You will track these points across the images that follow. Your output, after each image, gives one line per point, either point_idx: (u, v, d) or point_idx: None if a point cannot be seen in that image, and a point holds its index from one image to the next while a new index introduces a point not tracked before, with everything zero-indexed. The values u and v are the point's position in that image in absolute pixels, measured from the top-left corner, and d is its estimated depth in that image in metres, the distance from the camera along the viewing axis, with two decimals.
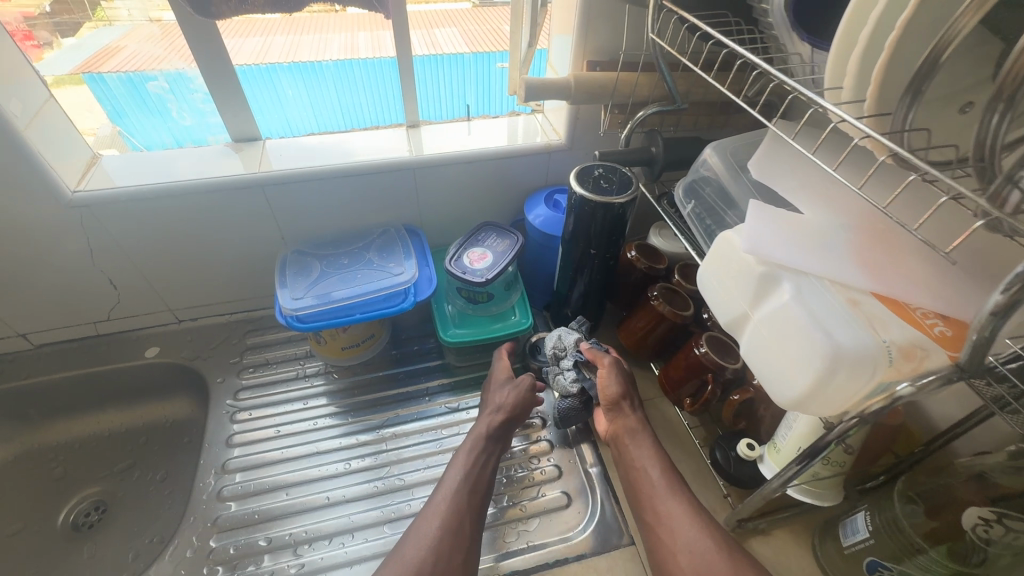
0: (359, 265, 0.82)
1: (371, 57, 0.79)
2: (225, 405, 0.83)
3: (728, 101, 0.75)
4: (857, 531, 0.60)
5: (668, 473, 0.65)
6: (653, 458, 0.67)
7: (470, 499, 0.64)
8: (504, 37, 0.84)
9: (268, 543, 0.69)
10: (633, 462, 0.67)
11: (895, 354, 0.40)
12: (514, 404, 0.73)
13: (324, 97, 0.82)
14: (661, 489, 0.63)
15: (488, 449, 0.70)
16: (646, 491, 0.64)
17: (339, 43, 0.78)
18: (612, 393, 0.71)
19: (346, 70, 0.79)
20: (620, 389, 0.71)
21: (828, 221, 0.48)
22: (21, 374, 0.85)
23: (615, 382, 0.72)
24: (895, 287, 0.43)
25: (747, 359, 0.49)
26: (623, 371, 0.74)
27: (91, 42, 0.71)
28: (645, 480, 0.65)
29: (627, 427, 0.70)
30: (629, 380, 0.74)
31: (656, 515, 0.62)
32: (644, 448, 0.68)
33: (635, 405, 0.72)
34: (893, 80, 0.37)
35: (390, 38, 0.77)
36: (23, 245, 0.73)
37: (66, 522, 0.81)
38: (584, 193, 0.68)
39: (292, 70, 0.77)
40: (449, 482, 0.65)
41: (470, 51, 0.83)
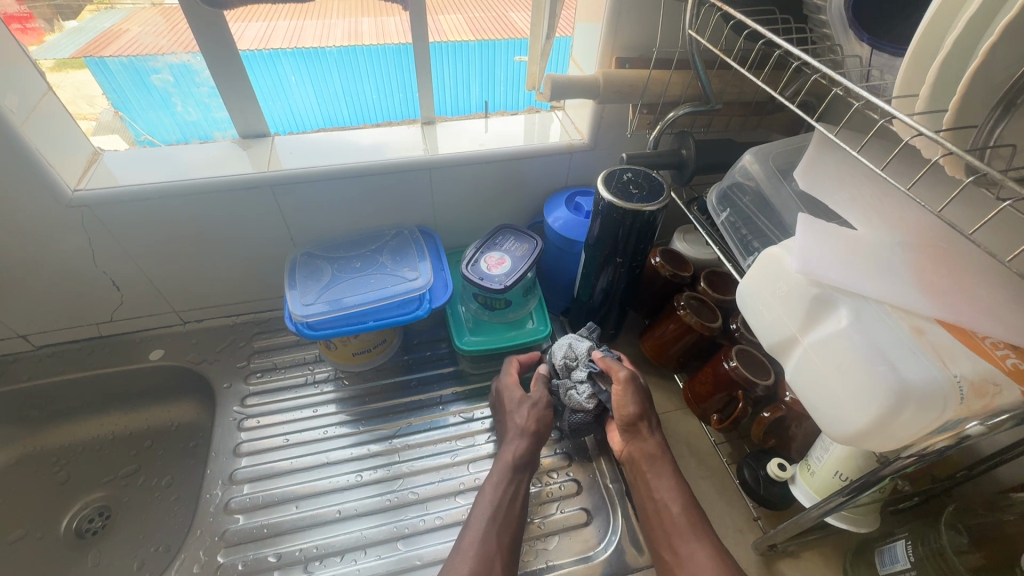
0: (372, 269, 0.79)
1: (375, 43, 0.74)
2: (232, 411, 0.80)
3: (763, 101, 0.71)
4: (896, 560, 0.56)
5: (689, 509, 0.62)
6: (674, 490, 0.64)
7: (500, 542, 0.61)
8: (510, 23, 0.79)
9: (278, 559, 0.66)
10: (652, 494, 0.64)
11: (967, 390, 0.36)
12: (540, 428, 0.70)
13: (328, 83, 0.77)
14: (693, 532, 0.60)
15: (517, 479, 0.67)
16: (663, 528, 0.61)
17: (343, 29, 0.72)
18: (630, 412, 0.67)
19: (349, 57, 0.73)
20: (637, 408, 0.67)
21: (885, 238, 0.45)
22: (23, 376, 0.82)
23: (632, 401, 0.68)
24: (963, 313, 0.40)
25: (794, 387, 0.46)
26: (640, 386, 0.69)
27: (92, 25, 0.67)
28: (663, 517, 0.62)
29: (646, 453, 0.67)
30: (647, 396, 0.69)
31: (675, 556, 0.59)
32: (665, 479, 0.65)
33: (653, 425, 0.68)
34: (980, 91, 0.34)
35: (395, 24, 0.73)
36: (22, 244, 0.70)
37: (70, 528, 0.79)
38: (611, 198, 0.64)
39: (294, 56, 0.72)
40: (475, 525, 0.62)
41: (474, 38, 0.78)
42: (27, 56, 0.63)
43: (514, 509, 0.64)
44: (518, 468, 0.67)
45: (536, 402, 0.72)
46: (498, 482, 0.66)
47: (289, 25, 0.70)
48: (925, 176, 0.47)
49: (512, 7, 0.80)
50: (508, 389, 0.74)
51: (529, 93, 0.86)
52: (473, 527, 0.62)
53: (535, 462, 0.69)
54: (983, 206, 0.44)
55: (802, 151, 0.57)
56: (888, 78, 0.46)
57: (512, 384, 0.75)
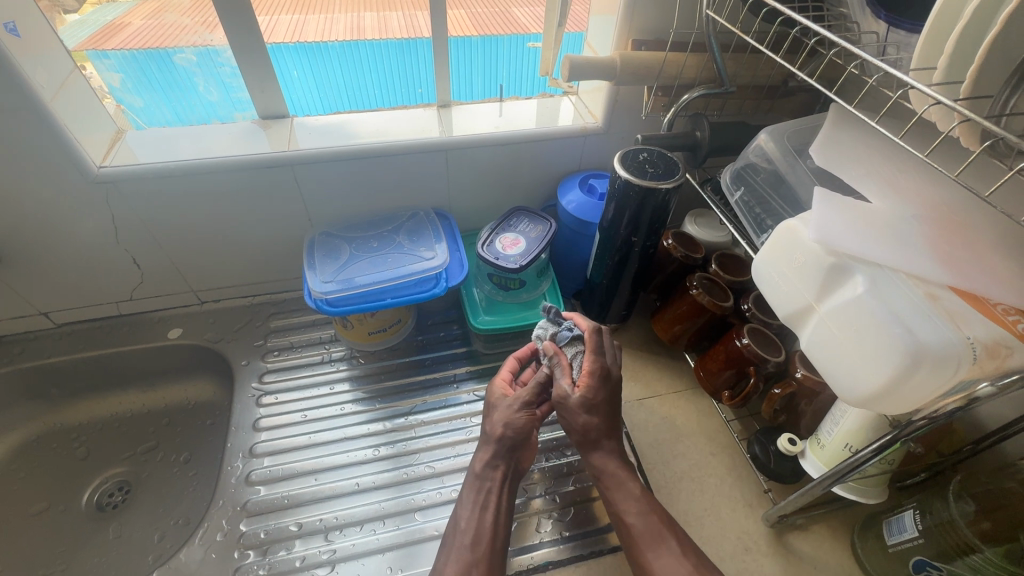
0: (389, 249, 0.80)
1: (376, 38, 0.76)
2: (250, 388, 0.82)
3: (776, 84, 0.72)
4: (903, 530, 0.58)
5: (648, 517, 0.58)
6: (631, 500, 0.59)
7: (474, 554, 0.57)
8: (512, 21, 0.82)
9: (298, 528, 0.68)
10: (610, 507, 0.60)
11: (980, 351, 0.38)
12: (512, 434, 0.64)
13: (329, 71, 0.78)
14: (656, 541, 0.56)
15: (485, 489, 0.63)
16: (628, 540, 0.58)
17: (343, 23, 0.76)
18: (571, 433, 0.63)
19: (352, 51, 0.76)
20: (576, 428, 0.62)
21: (899, 210, 0.46)
22: (43, 353, 0.84)
23: (571, 422, 0.62)
24: (976, 281, 0.41)
25: (809, 355, 0.47)
26: (583, 402, 0.62)
27: (95, 19, 0.71)
28: (623, 529, 0.59)
29: (599, 468, 0.62)
30: (585, 411, 0.62)
31: (643, 568, 0.56)
32: (621, 489, 0.60)
33: (598, 439, 0.62)
34: (997, 61, 0.35)
35: (395, 20, 0.78)
36: (47, 222, 0.71)
37: (90, 502, 0.81)
38: (628, 176, 0.65)
39: (296, 49, 0.74)
40: (454, 542, 0.59)
41: (478, 34, 0.79)
42: (55, 36, 0.64)
43: (487, 520, 0.61)
44: (486, 477, 0.64)
45: (513, 402, 0.67)
46: (473, 499, 0.62)
47: (293, 20, 0.75)
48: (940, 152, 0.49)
49: (515, 4, 0.84)
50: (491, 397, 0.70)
51: (542, 78, 0.87)
52: (451, 550, 0.58)
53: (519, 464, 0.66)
54: (995, 179, 0.46)
55: (817, 130, 0.58)
56: (903, 55, 0.47)
57: (501, 385, 0.71)
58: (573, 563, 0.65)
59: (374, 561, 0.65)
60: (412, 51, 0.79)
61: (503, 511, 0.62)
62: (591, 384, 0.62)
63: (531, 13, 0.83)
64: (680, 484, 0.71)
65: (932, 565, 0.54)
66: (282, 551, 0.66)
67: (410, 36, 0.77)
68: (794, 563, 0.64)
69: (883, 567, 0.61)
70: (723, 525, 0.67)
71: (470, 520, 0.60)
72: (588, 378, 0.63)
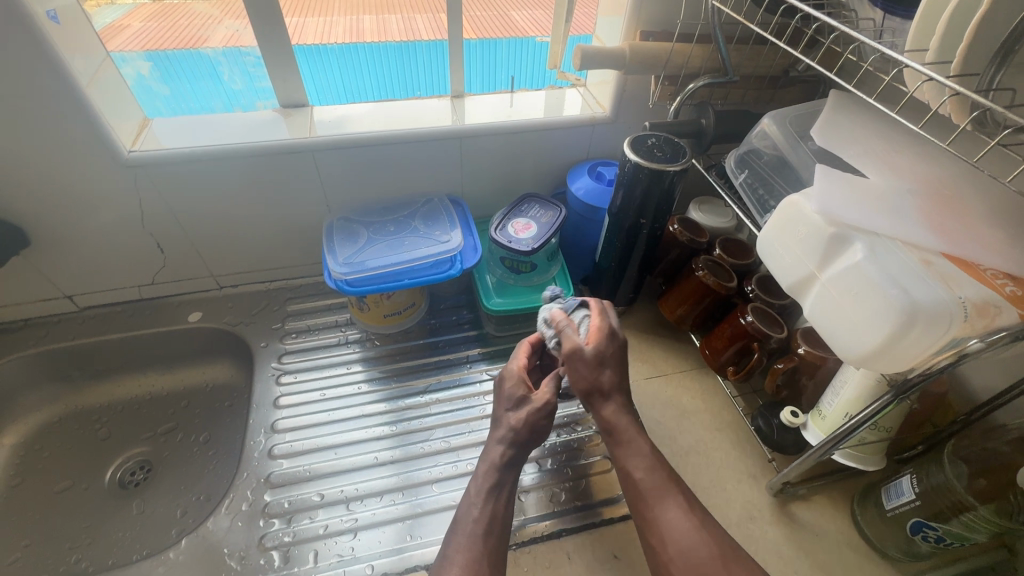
0: (406, 233, 0.83)
1: (373, 40, 0.80)
2: (270, 367, 0.85)
3: (777, 75, 0.75)
4: (902, 494, 0.61)
5: (654, 474, 0.59)
6: (641, 456, 0.61)
7: (485, 545, 0.57)
8: (505, 25, 0.87)
9: (321, 498, 0.70)
10: (618, 463, 0.62)
11: (970, 310, 0.40)
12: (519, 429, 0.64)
13: (325, 73, 0.82)
14: (662, 496, 0.58)
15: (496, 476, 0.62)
16: (634, 494, 0.59)
17: (341, 27, 0.81)
18: (581, 386, 0.64)
19: (350, 53, 0.81)
20: (587, 379, 0.63)
21: (896, 184, 0.49)
22: (68, 335, 0.86)
23: (582, 375, 0.64)
24: (967, 248, 0.44)
25: (812, 321, 0.51)
26: (598, 353, 0.64)
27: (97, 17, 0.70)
28: (630, 483, 0.60)
29: (609, 422, 0.63)
30: (596, 362, 0.63)
31: (646, 523, 0.57)
32: (631, 445, 0.61)
33: (610, 389, 0.64)
34: (986, 41, 0.38)
35: (392, 22, 0.82)
36: (75, 205, 0.74)
37: (113, 479, 0.82)
38: (638, 159, 0.68)
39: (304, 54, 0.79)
40: (463, 530, 0.58)
41: (475, 36, 0.84)
42: (88, 22, 0.67)
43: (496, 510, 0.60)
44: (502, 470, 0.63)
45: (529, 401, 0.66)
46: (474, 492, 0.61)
47: (295, 24, 0.78)
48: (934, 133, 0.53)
49: (513, 7, 0.89)
50: (516, 385, 0.67)
51: (549, 71, 0.90)
52: (463, 531, 0.58)
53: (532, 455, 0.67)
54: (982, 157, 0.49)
55: (818, 115, 0.62)
56: (898, 40, 0.50)
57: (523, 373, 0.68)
58: (586, 531, 0.67)
59: (395, 529, 0.67)
60: (411, 53, 0.83)
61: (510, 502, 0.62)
62: (603, 336, 0.65)
63: (529, 17, 0.88)
64: (688, 458, 0.73)
65: (928, 526, 0.57)
66: (306, 519, 0.68)
67: (408, 37, 0.82)
68: (798, 530, 0.67)
69: (882, 530, 0.64)
70: (729, 496, 0.70)
71: (482, 510, 0.60)
72: (600, 333, 0.65)
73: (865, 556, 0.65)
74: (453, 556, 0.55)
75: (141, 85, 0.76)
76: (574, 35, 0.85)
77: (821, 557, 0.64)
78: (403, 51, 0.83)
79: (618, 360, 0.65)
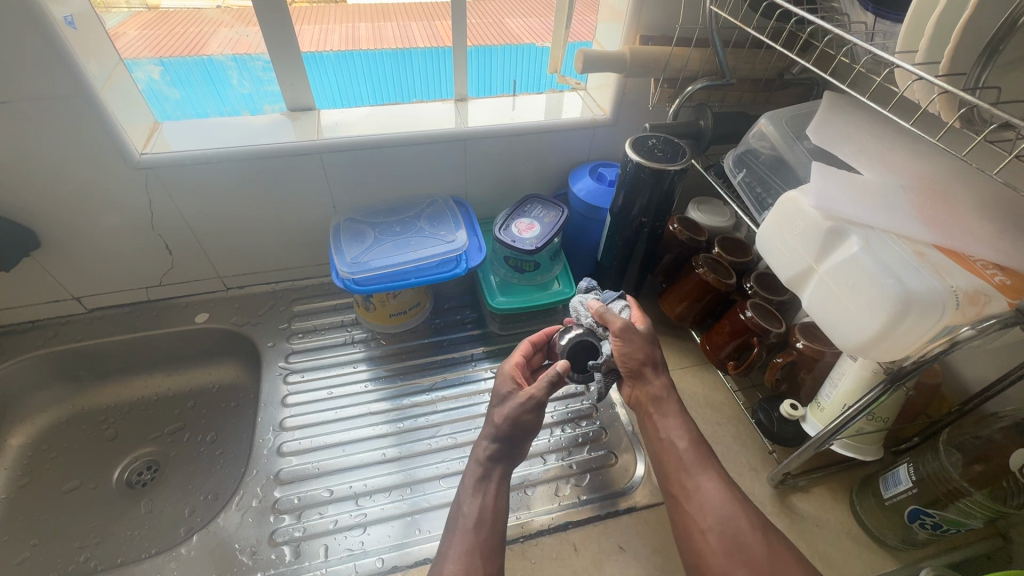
0: (411, 233, 0.85)
1: (369, 47, 0.83)
2: (277, 366, 0.86)
3: (772, 78, 0.78)
4: (898, 482, 0.63)
5: (695, 445, 0.64)
6: (683, 427, 0.65)
7: (476, 538, 0.58)
8: (503, 31, 0.89)
9: (331, 494, 0.71)
10: (660, 434, 0.66)
11: (961, 298, 0.42)
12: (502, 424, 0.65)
13: (324, 78, 0.84)
14: (703, 464, 0.62)
15: (495, 473, 0.64)
16: (674, 464, 0.63)
17: (339, 34, 0.83)
18: (638, 355, 0.68)
19: (347, 61, 0.83)
20: (642, 352, 0.69)
21: (890, 180, 0.51)
22: (76, 336, 0.87)
23: (637, 348, 0.69)
24: (957, 240, 0.46)
25: (811, 313, 0.53)
26: (644, 334, 0.70)
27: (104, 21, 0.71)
28: (670, 454, 0.64)
29: (656, 393, 0.68)
30: (648, 339, 0.70)
31: (685, 492, 0.61)
32: (674, 419, 0.66)
33: (660, 363, 0.70)
34: (971, 42, 0.41)
35: (390, 31, 0.85)
36: (85, 207, 0.75)
37: (121, 478, 0.83)
38: (639, 159, 0.70)
39: (314, 58, 0.82)
40: (460, 527, 0.59)
41: (472, 44, 0.86)
42: (102, 28, 0.68)
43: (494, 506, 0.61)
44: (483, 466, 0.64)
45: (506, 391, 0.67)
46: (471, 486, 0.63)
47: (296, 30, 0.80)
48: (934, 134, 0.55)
49: (506, 14, 0.91)
50: (506, 381, 0.69)
51: (550, 75, 0.92)
52: (472, 523, 0.59)
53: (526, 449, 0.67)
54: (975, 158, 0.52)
55: (812, 115, 0.64)
56: (889, 43, 0.53)
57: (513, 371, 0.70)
58: (592, 523, 0.68)
59: (404, 524, 0.68)
60: (410, 59, 0.85)
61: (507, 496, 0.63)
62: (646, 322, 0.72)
63: (524, 25, 0.90)
64: None
65: (925, 513, 0.59)
66: (316, 514, 0.69)
67: (404, 46, 0.84)
68: (798, 521, 0.68)
69: (880, 519, 0.65)
70: None
71: (471, 506, 0.61)
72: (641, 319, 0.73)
73: (864, 544, 0.66)
74: (460, 545, 0.57)
75: (151, 89, 0.77)
76: (572, 41, 0.88)
77: (821, 546, 0.66)
78: (403, 57, 0.85)
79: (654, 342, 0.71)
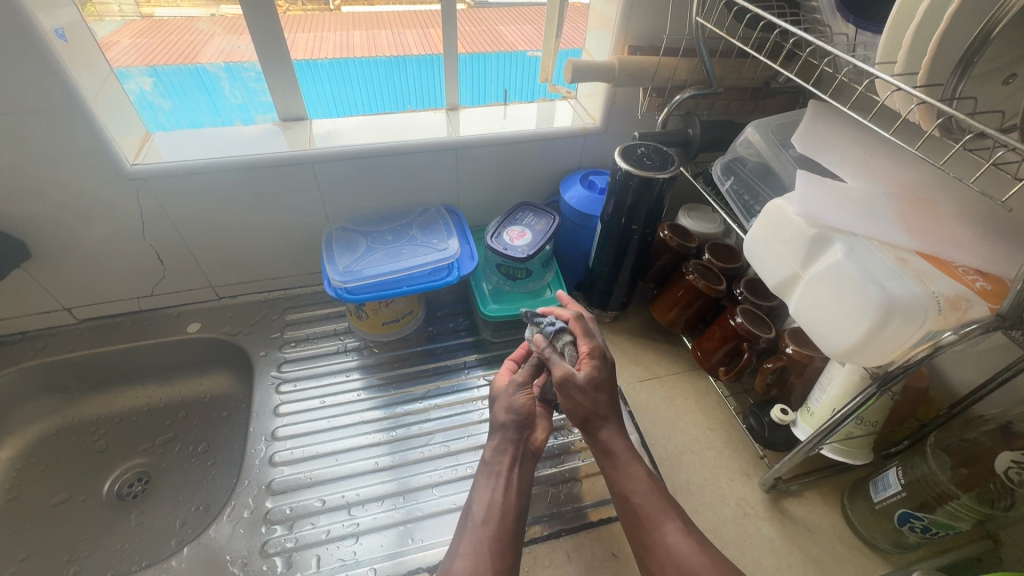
0: (404, 241, 0.85)
1: (365, 55, 0.83)
2: (270, 376, 0.86)
3: (759, 87, 0.79)
4: (888, 486, 0.63)
5: (652, 497, 0.60)
6: (637, 479, 0.61)
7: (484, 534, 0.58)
8: (497, 39, 0.89)
9: (323, 504, 0.71)
10: (615, 486, 0.62)
11: (943, 304, 0.43)
12: (513, 419, 0.66)
13: (317, 86, 0.84)
14: (661, 520, 0.58)
15: (495, 472, 0.64)
16: (632, 518, 0.60)
17: (333, 42, 0.83)
18: (578, 412, 0.64)
19: (341, 69, 0.83)
20: (584, 406, 0.63)
21: (873, 188, 0.52)
22: (66, 347, 0.86)
23: (579, 400, 0.63)
24: (939, 246, 0.47)
25: (797, 318, 0.53)
26: (589, 380, 0.63)
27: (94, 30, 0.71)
28: (629, 506, 0.61)
29: (605, 445, 0.63)
30: (590, 388, 0.63)
31: (647, 548, 0.58)
32: (627, 469, 0.62)
33: (606, 414, 0.64)
34: (948, 53, 0.42)
35: (384, 39, 0.85)
36: (75, 217, 0.75)
37: (111, 491, 0.82)
38: (628, 167, 0.70)
39: (307, 66, 0.82)
40: (469, 526, 0.59)
41: (465, 52, 0.87)
42: (92, 39, 0.69)
43: (507, 502, 0.61)
44: (494, 461, 0.65)
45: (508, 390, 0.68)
46: (490, 482, 0.63)
47: (289, 37, 0.78)
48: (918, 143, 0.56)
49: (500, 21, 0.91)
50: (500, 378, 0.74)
51: (541, 84, 0.93)
52: (464, 532, 0.59)
53: (531, 440, 0.67)
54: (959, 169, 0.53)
55: (797, 124, 0.65)
56: (870, 53, 0.54)
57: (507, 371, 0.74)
58: (585, 530, 0.68)
59: (397, 533, 0.68)
60: (403, 68, 0.86)
61: (523, 491, 0.64)
62: (595, 361, 0.65)
63: (518, 31, 0.91)
64: (683, 457, 0.75)
65: (914, 517, 0.60)
66: (308, 525, 0.69)
67: (397, 54, 0.84)
68: (791, 526, 0.68)
69: (871, 523, 0.66)
70: (723, 493, 0.71)
71: (481, 503, 0.61)
72: (588, 356, 0.65)
73: (856, 549, 0.66)
74: (468, 542, 0.57)
75: (143, 100, 0.77)
76: (563, 50, 0.89)
77: (813, 551, 0.66)
78: (396, 66, 0.85)
79: (603, 383, 0.64)
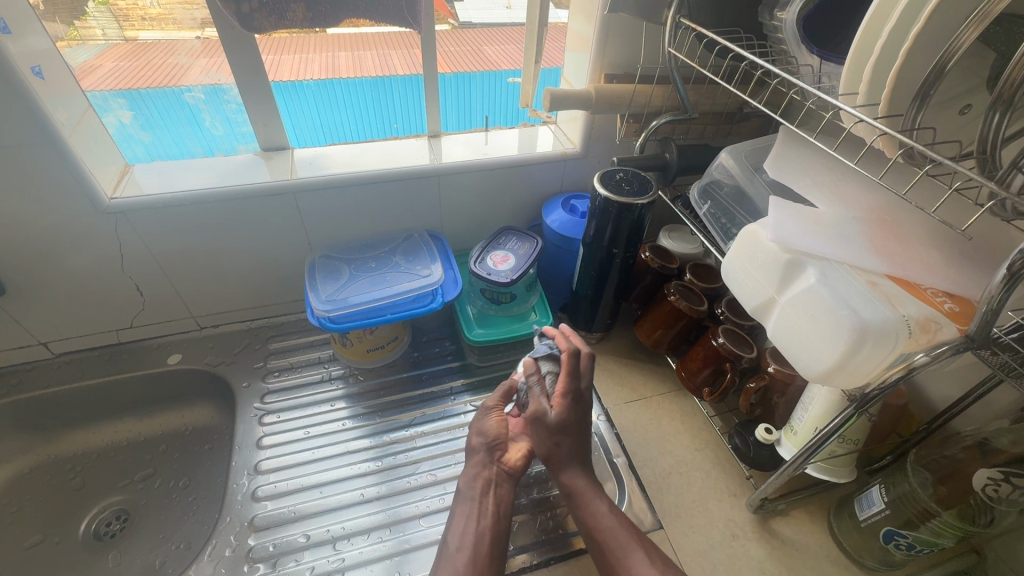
0: (387, 268, 0.85)
1: (349, 76, 0.81)
2: (253, 408, 0.84)
3: (733, 112, 0.82)
4: (872, 504, 0.64)
5: (618, 530, 0.61)
6: (604, 508, 0.62)
7: (458, 559, 0.58)
8: (482, 58, 0.88)
9: (307, 539, 0.70)
10: (581, 522, 0.62)
11: (914, 327, 0.44)
12: (485, 439, 0.68)
13: (303, 111, 0.84)
14: (625, 553, 0.59)
15: (473, 500, 0.64)
16: (600, 555, 0.60)
17: (317, 64, 0.80)
18: (539, 451, 0.66)
19: (325, 90, 0.82)
20: (545, 444, 0.65)
21: (843, 214, 0.54)
22: (41, 383, 0.84)
23: (543, 438, 0.65)
24: (908, 270, 0.49)
25: (775, 341, 0.54)
26: (554, 426, 0.65)
27: (68, 60, 0.68)
28: (595, 544, 0.61)
29: (570, 487, 0.64)
30: (556, 430, 0.65)
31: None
32: (591, 506, 0.63)
33: (567, 457, 0.65)
34: (905, 87, 0.43)
35: (369, 60, 0.82)
36: (50, 250, 0.73)
37: (88, 531, 0.79)
38: (607, 194, 0.71)
39: (292, 89, 0.80)
40: (449, 558, 0.58)
41: (450, 73, 0.87)
42: (69, 72, 0.68)
43: (483, 528, 0.61)
44: (471, 487, 0.65)
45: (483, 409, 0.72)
46: (465, 511, 0.63)
47: (268, 60, 0.76)
48: (889, 169, 0.58)
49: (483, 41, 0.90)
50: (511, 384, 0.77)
51: (523, 110, 0.95)
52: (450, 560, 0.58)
53: (504, 460, 0.68)
54: (933, 195, 0.55)
55: (769, 149, 0.67)
56: (834, 83, 0.56)
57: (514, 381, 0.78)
58: (573, 558, 0.68)
59: (385, 566, 0.67)
60: (388, 89, 0.85)
61: (501, 515, 0.63)
62: (568, 399, 0.66)
63: (501, 53, 0.89)
64: (670, 479, 0.75)
65: (899, 535, 0.60)
66: (292, 562, 0.67)
67: (383, 76, 0.83)
68: (779, 546, 0.68)
69: (858, 541, 0.66)
70: (712, 515, 0.71)
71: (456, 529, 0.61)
72: (562, 398, 0.66)
73: (844, 567, 0.66)
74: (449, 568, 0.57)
75: (123, 132, 0.77)
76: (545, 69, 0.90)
77: (803, 572, 0.66)
78: (382, 88, 0.84)
79: (571, 430, 0.65)
